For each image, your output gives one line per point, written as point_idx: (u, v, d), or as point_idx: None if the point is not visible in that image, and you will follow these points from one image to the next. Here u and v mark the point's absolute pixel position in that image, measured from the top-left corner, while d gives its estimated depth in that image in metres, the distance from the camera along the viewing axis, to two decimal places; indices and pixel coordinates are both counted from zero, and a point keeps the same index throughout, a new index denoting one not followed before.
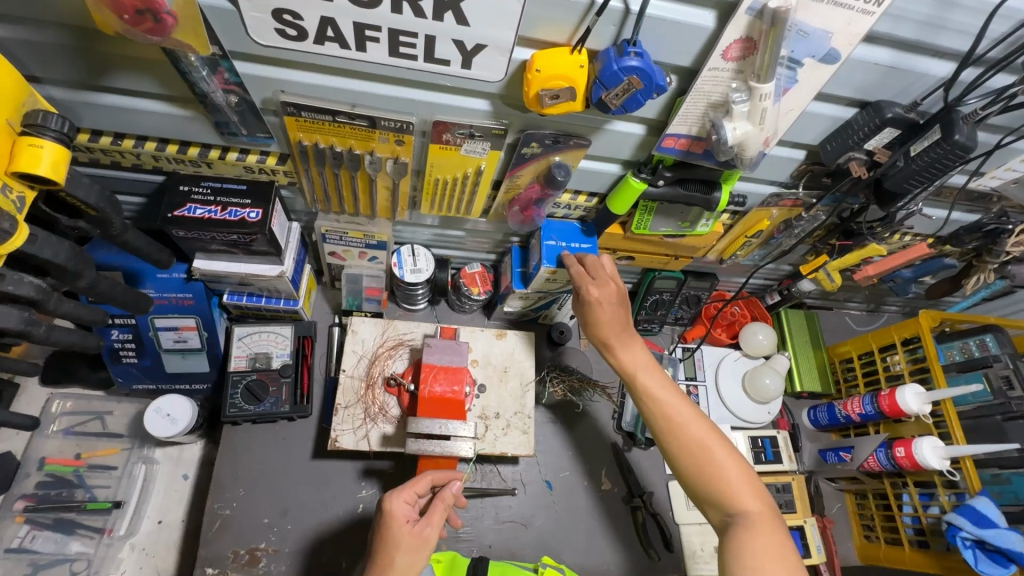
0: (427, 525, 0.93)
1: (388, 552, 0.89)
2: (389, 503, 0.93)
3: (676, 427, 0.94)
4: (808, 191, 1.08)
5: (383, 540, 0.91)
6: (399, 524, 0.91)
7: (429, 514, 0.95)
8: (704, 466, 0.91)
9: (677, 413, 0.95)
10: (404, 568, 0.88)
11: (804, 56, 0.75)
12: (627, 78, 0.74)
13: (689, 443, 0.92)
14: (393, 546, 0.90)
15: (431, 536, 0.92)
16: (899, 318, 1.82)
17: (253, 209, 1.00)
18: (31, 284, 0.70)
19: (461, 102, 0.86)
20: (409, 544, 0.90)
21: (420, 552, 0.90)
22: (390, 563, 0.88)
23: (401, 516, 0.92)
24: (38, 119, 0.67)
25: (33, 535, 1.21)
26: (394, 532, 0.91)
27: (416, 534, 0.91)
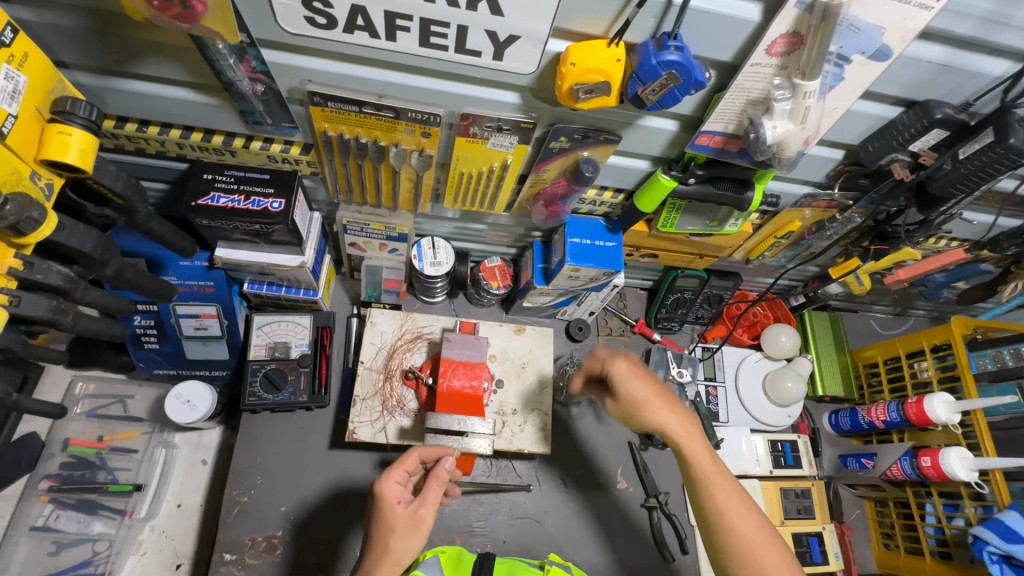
0: (419, 506, 0.92)
1: (383, 535, 0.90)
2: (378, 486, 0.92)
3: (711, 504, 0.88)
4: (844, 192, 1.05)
5: (377, 523, 0.91)
6: (390, 506, 0.91)
7: (422, 496, 0.93)
8: (743, 550, 0.85)
9: (727, 501, 0.87)
10: (398, 551, 0.88)
11: (854, 52, 0.71)
12: (665, 74, 0.71)
13: (724, 521, 0.87)
14: (384, 529, 0.90)
15: (424, 517, 0.91)
16: (927, 322, 1.77)
17: (276, 199, 0.99)
18: (59, 274, 0.70)
19: (491, 95, 0.84)
20: (401, 526, 0.90)
21: (413, 532, 0.90)
22: (385, 547, 0.89)
23: (391, 500, 0.92)
24: (66, 106, 0.67)
25: (56, 515, 1.23)
26: (386, 516, 0.91)
27: (407, 516, 0.91)
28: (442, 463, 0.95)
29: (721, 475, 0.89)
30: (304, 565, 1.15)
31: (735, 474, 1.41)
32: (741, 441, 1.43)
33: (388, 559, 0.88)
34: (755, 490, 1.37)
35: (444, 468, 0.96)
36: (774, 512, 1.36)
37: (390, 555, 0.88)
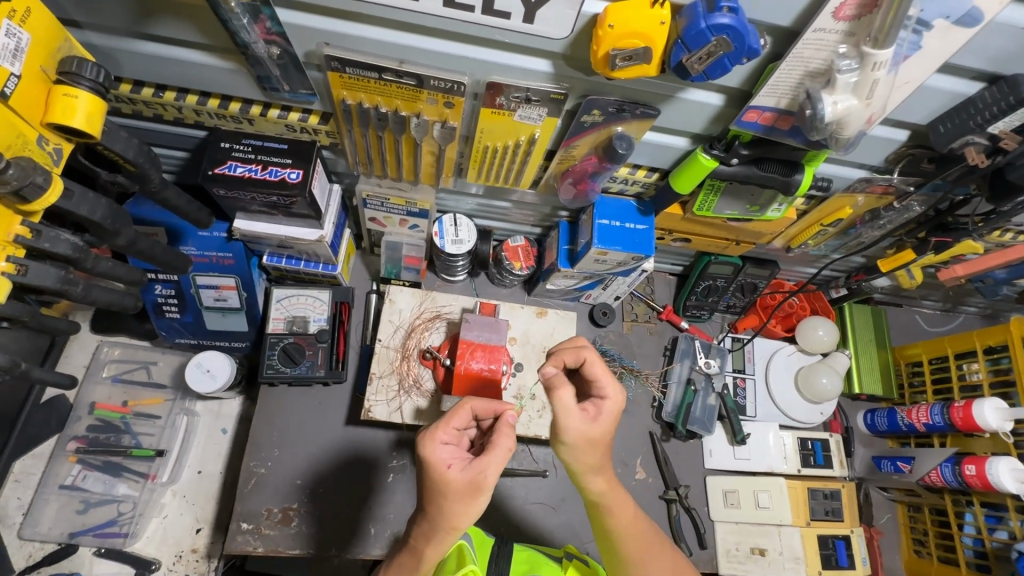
0: (477, 469, 0.73)
1: (436, 504, 0.74)
2: (424, 451, 0.75)
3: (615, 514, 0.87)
4: (903, 178, 0.95)
5: (427, 488, 0.75)
6: (442, 474, 0.74)
7: (482, 458, 0.74)
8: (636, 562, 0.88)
9: (639, 542, 0.88)
10: (453, 518, 0.74)
11: (936, 16, 0.62)
12: (715, 39, 0.63)
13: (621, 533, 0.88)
14: (432, 494, 0.75)
15: (486, 482, 0.73)
16: (978, 321, 1.65)
17: (294, 170, 0.96)
18: (67, 243, 0.68)
19: (519, 61, 0.78)
20: (458, 491, 0.73)
21: (471, 499, 0.73)
22: (437, 514, 0.74)
23: (441, 464, 0.74)
24: (72, 67, 0.64)
25: (84, 475, 1.27)
26: (438, 483, 0.74)
27: (462, 481, 0.73)
28: (503, 426, 0.77)
29: (634, 515, 0.89)
30: (317, 539, 1.14)
31: (760, 471, 1.36)
32: (769, 436, 1.37)
33: (442, 525, 0.74)
34: (781, 489, 1.31)
35: (506, 432, 0.77)
36: (800, 512, 1.31)
37: (446, 520, 0.74)
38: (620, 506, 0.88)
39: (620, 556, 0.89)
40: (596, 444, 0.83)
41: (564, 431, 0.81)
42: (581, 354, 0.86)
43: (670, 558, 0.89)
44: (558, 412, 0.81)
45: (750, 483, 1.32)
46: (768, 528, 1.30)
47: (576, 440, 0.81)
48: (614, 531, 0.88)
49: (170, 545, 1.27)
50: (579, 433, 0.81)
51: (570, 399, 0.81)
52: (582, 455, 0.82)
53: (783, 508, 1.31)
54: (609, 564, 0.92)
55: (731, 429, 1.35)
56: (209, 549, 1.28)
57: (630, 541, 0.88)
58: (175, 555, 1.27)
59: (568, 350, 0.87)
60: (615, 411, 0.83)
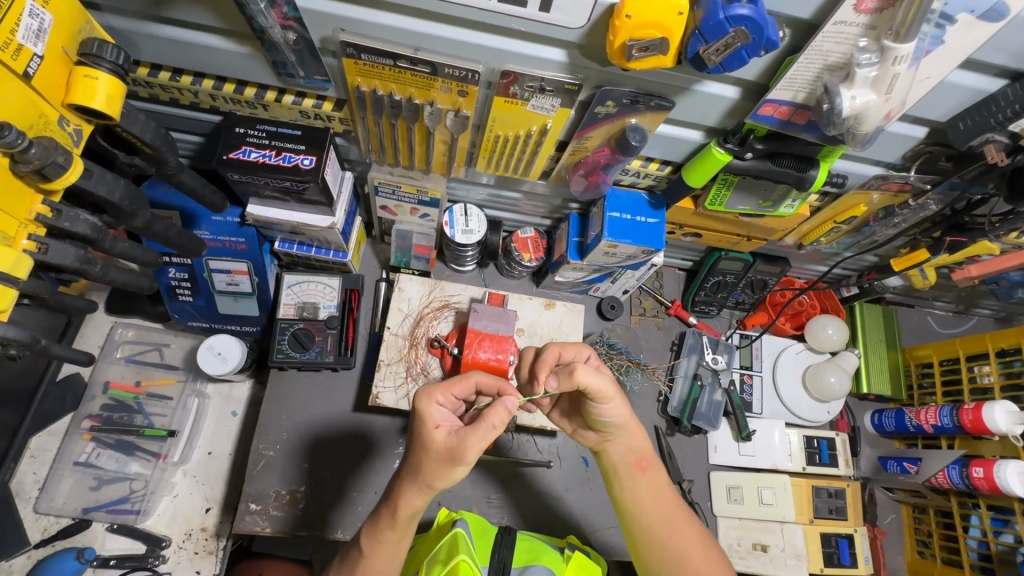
0: (458, 438, 0.74)
1: (419, 458, 0.77)
2: (419, 407, 0.77)
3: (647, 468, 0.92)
4: (921, 176, 0.94)
5: (414, 440, 0.78)
6: (430, 430, 0.76)
7: (469, 429, 0.74)
8: (669, 524, 0.90)
9: (669, 502, 0.91)
10: (432, 477, 0.76)
11: (960, 10, 0.61)
12: (733, 30, 0.63)
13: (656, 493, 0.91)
14: (417, 447, 0.78)
15: (465, 454, 0.73)
16: (991, 323, 1.63)
17: (307, 156, 0.97)
18: (87, 223, 0.69)
19: (535, 50, 0.77)
20: (439, 452, 0.75)
21: (450, 465, 0.75)
22: (419, 469, 0.77)
23: (431, 422, 0.76)
24: (93, 48, 0.64)
25: (97, 452, 1.30)
26: (425, 439, 0.76)
27: (443, 444, 0.75)
28: (497, 405, 0.73)
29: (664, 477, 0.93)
30: (321, 522, 1.16)
31: (764, 468, 1.36)
32: (774, 433, 1.37)
33: (421, 481, 0.77)
34: (784, 487, 1.32)
35: (499, 411, 0.73)
36: (803, 509, 1.31)
37: (424, 477, 0.77)
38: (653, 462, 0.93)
39: (648, 529, 0.90)
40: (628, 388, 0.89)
41: (604, 390, 0.84)
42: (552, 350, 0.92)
43: (696, 529, 0.91)
44: (596, 388, 0.82)
45: (753, 479, 1.32)
46: (770, 524, 1.30)
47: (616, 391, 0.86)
48: (650, 493, 0.91)
49: (180, 524, 1.30)
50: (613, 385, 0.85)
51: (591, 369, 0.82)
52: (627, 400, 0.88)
53: (787, 505, 1.31)
54: (639, 543, 0.91)
55: (737, 425, 1.35)
56: (217, 528, 1.31)
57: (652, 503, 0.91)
58: (185, 533, 1.30)
59: (545, 355, 0.92)
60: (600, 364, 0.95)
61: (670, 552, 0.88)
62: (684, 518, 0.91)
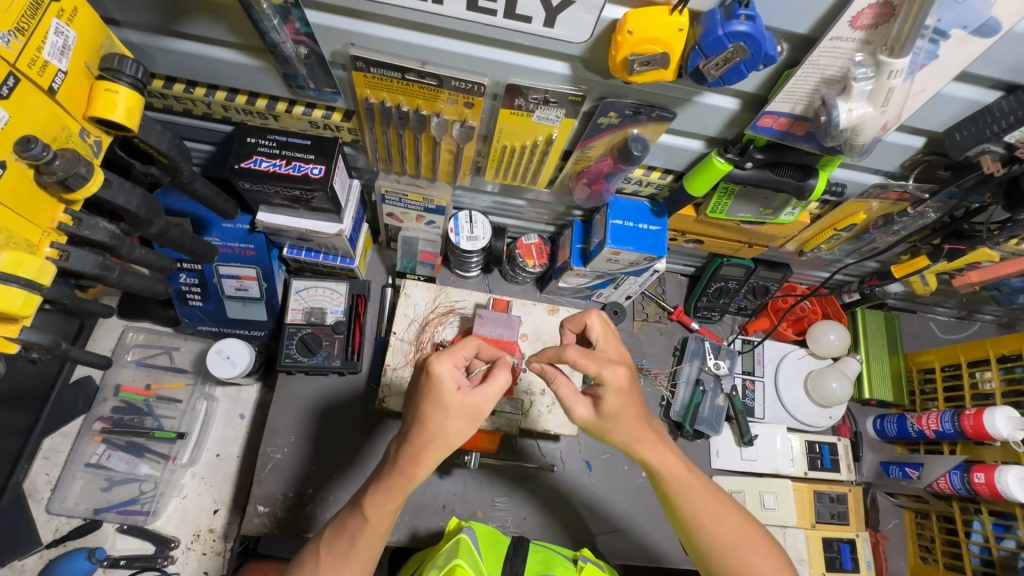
0: (479, 395, 0.77)
1: (435, 416, 0.76)
2: (433, 367, 0.76)
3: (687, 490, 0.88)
4: (920, 184, 0.95)
5: (428, 405, 0.77)
6: (448, 390, 0.76)
7: (483, 387, 0.79)
8: (725, 542, 0.87)
9: (715, 516, 0.88)
10: (449, 435, 0.77)
11: (953, 26, 0.63)
12: (732, 46, 0.65)
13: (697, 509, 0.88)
14: (434, 412, 0.76)
15: (483, 408, 0.78)
16: (995, 329, 1.63)
17: (316, 165, 0.99)
18: (105, 231, 0.71)
19: (538, 64, 0.79)
20: (458, 413, 0.77)
21: (468, 420, 0.78)
22: (436, 431, 0.77)
23: (449, 384, 0.76)
24: (114, 63, 0.67)
25: (109, 454, 1.32)
26: (442, 400, 0.76)
27: (465, 405, 0.77)
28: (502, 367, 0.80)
29: (700, 481, 0.90)
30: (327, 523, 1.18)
31: (766, 473, 1.37)
32: (776, 438, 1.38)
33: (437, 440, 0.77)
34: (786, 491, 1.32)
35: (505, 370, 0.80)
36: (805, 514, 1.32)
37: (439, 437, 0.77)
38: (688, 476, 0.89)
39: (690, 520, 0.89)
40: (615, 423, 0.83)
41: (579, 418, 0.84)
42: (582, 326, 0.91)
43: (746, 527, 0.88)
44: (562, 400, 0.84)
45: (755, 484, 1.33)
46: (772, 529, 1.30)
47: (590, 420, 0.84)
48: (689, 512, 0.88)
49: (188, 525, 1.32)
50: (587, 414, 0.84)
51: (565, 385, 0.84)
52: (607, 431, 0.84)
53: (789, 509, 1.32)
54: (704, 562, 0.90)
55: (739, 430, 1.37)
56: (225, 530, 1.33)
57: (692, 492, 0.88)
58: (193, 534, 1.32)
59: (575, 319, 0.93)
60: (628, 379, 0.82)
61: (715, 542, 0.87)
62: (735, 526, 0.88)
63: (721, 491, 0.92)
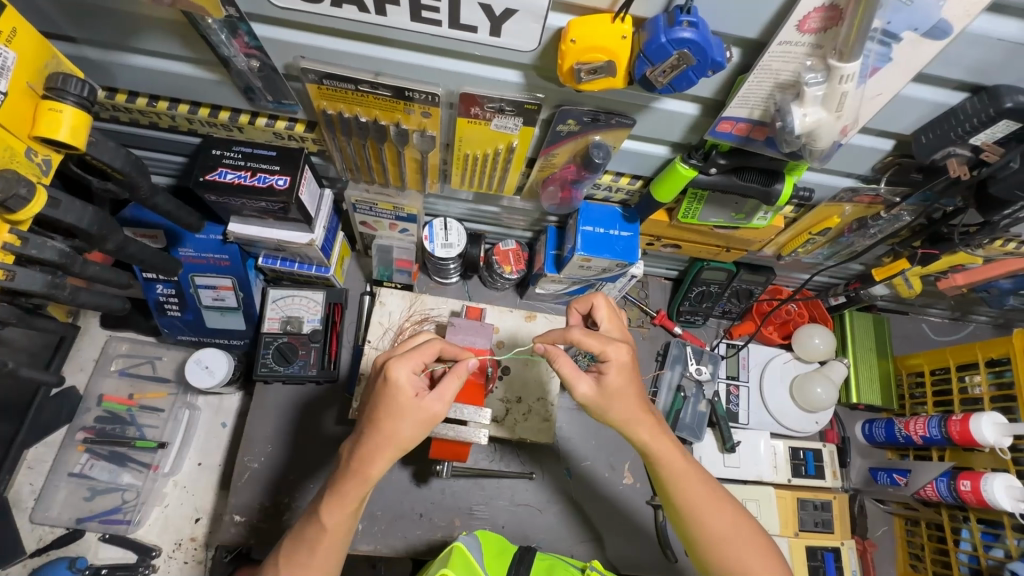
0: (434, 399, 0.81)
1: (392, 422, 0.80)
2: (394, 372, 0.80)
3: (675, 478, 0.90)
4: (892, 187, 0.93)
5: (384, 408, 0.80)
6: (406, 396, 0.79)
7: (439, 389, 0.82)
8: (705, 524, 0.89)
9: (698, 499, 0.90)
10: (404, 438, 0.80)
11: (903, 28, 0.61)
12: (677, 53, 0.63)
13: (686, 493, 0.90)
14: (392, 416, 0.80)
15: (436, 413, 0.82)
16: (989, 330, 1.59)
17: (281, 176, 0.99)
18: (53, 249, 0.71)
19: (490, 72, 0.79)
20: (417, 419, 0.80)
21: (424, 425, 0.81)
22: (392, 434, 0.80)
23: (407, 389, 0.80)
24: (58, 82, 0.67)
25: (91, 464, 1.33)
26: (401, 403, 0.80)
27: (421, 411, 0.80)
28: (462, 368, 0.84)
29: (683, 460, 0.91)
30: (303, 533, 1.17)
31: (749, 480, 1.35)
32: (760, 444, 1.36)
33: (394, 445, 0.80)
34: (769, 499, 1.30)
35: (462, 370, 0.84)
36: (788, 522, 1.30)
37: (396, 442, 0.80)
38: (668, 450, 0.90)
39: (681, 513, 0.91)
40: (617, 396, 0.87)
41: (578, 393, 0.88)
42: (566, 335, 0.89)
43: (729, 517, 0.90)
44: (565, 378, 0.89)
45: (739, 491, 1.31)
46: None
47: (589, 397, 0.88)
48: (674, 490, 0.90)
49: (170, 533, 1.33)
50: (589, 390, 0.88)
51: (569, 367, 0.88)
52: (610, 408, 0.87)
53: (771, 517, 1.29)
54: (691, 548, 0.92)
55: (721, 436, 1.35)
56: (207, 539, 1.33)
57: (685, 486, 0.90)
58: (175, 542, 1.33)
59: (555, 331, 0.93)
60: (622, 363, 0.87)
61: (707, 536, 0.89)
62: (718, 516, 0.89)
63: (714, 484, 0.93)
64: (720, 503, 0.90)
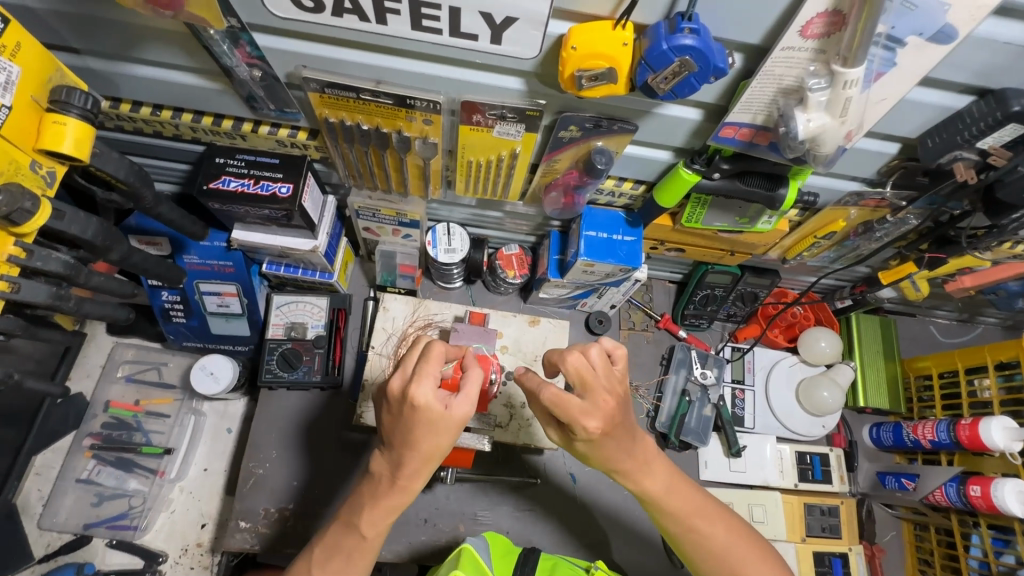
0: (464, 407, 0.75)
1: (430, 439, 0.75)
2: (416, 391, 0.73)
3: (683, 516, 0.87)
4: (898, 191, 0.92)
5: (418, 427, 0.74)
6: (437, 412, 0.73)
7: (464, 395, 0.75)
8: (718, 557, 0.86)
9: (709, 532, 0.87)
10: (445, 447, 0.76)
11: (908, 33, 0.61)
12: (678, 60, 0.63)
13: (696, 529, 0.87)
14: (425, 433, 0.75)
15: (467, 417, 0.75)
16: (999, 331, 1.58)
17: (284, 184, 0.99)
18: (58, 261, 0.72)
19: (491, 80, 0.78)
20: (453, 428, 0.75)
21: (459, 430, 0.76)
22: (433, 449, 0.76)
23: (435, 406, 0.73)
24: (62, 95, 0.67)
25: (98, 470, 1.34)
26: (432, 420, 0.74)
27: (454, 421, 0.74)
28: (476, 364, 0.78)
29: (689, 497, 0.88)
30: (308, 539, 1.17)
31: (755, 485, 1.34)
32: (765, 448, 1.35)
33: (435, 457, 0.77)
34: (775, 503, 1.29)
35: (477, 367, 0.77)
36: (795, 527, 1.29)
37: (438, 454, 0.77)
38: (672, 489, 0.87)
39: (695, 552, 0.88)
40: (608, 449, 0.80)
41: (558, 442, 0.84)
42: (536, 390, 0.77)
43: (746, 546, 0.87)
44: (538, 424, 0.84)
45: (745, 496, 1.30)
46: None
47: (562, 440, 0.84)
48: (680, 526, 0.87)
49: (177, 539, 1.34)
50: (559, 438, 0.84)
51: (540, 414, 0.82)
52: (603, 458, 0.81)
53: (778, 522, 1.28)
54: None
55: (727, 441, 1.34)
56: (213, 544, 1.34)
57: (678, 505, 0.87)
58: (182, 548, 1.33)
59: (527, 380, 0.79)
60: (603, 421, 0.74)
61: (707, 553, 0.87)
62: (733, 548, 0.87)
63: (706, 500, 0.90)
64: (737, 536, 0.88)
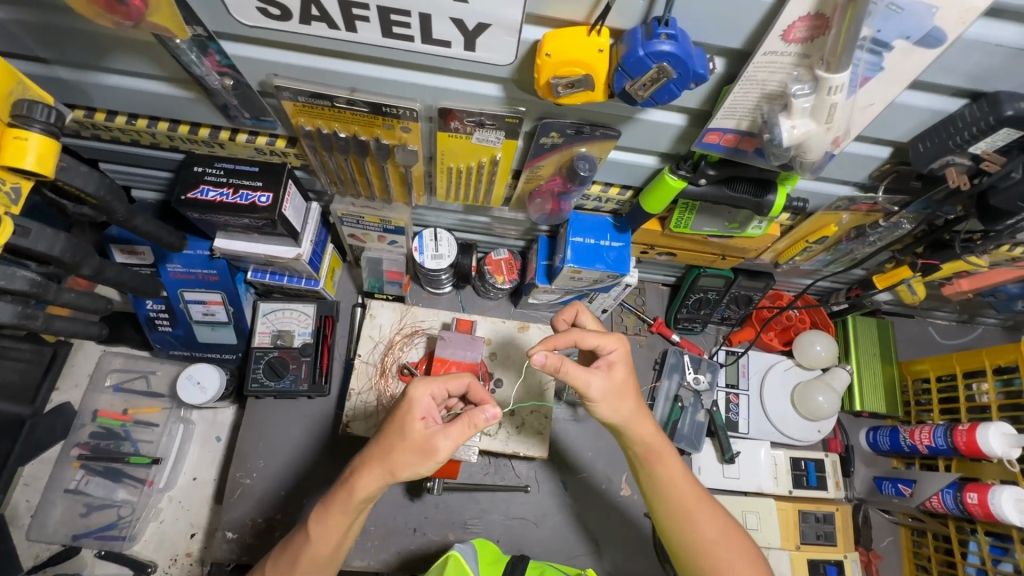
0: (439, 434, 0.78)
1: (392, 443, 0.78)
2: (412, 390, 0.80)
3: (670, 482, 0.89)
4: (890, 195, 0.90)
5: (393, 426, 0.80)
6: (414, 418, 0.78)
7: (448, 428, 0.79)
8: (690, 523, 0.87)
9: (688, 502, 0.88)
10: (398, 465, 0.78)
11: (894, 37, 0.58)
12: (656, 66, 0.61)
13: (677, 497, 0.88)
14: (397, 435, 0.79)
15: (438, 450, 0.77)
16: (999, 332, 1.55)
17: (264, 193, 0.97)
18: (23, 278, 0.71)
19: (468, 86, 0.76)
20: (412, 444, 0.78)
21: (421, 458, 0.77)
22: (387, 453, 0.78)
23: (417, 412, 0.79)
24: (24, 109, 0.65)
25: (87, 480, 1.32)
26: (405, 426, 0.79)
27: (423, 443, 0.77)
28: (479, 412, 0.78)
29: (678, 467, 0.90)
30: None
31: (749, 491, 1.32)
32: (760, 453, 1.33)
33: (386, 468, 0.78)
34: (770, 511, 1.27)
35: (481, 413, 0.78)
36: (789, 535, 1.27)
37: (388, 465, 0.78)
38: (666, 454, 0.89)
39: (669, 519, 0.89)
40: (622, 394, 0.86)
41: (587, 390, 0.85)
42: (572, 336, 0.86)
43: (718, 523, 0.88)
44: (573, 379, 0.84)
45: (739, 503, 1.28)
46: None
47: (602, 394, 0.85)
48: (661, 492, 0.89)
49: (166, 549, 1.33)
50: (598, 389, 0.85)
51: (576, 370, 0.83)
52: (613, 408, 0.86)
53: (772, 530, 1.26)
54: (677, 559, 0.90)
55: (720, 446, 1.32)
56: (202, 554, 1.33)
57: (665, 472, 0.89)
58: (171, 558, 1.33)
59: (557, 335, 0.88)
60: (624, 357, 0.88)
61: (698, 535, 0.87)
62: (707, 520, 0.88)
63: (706, 492, 0.91)
64: (713, 511, 0.89)
